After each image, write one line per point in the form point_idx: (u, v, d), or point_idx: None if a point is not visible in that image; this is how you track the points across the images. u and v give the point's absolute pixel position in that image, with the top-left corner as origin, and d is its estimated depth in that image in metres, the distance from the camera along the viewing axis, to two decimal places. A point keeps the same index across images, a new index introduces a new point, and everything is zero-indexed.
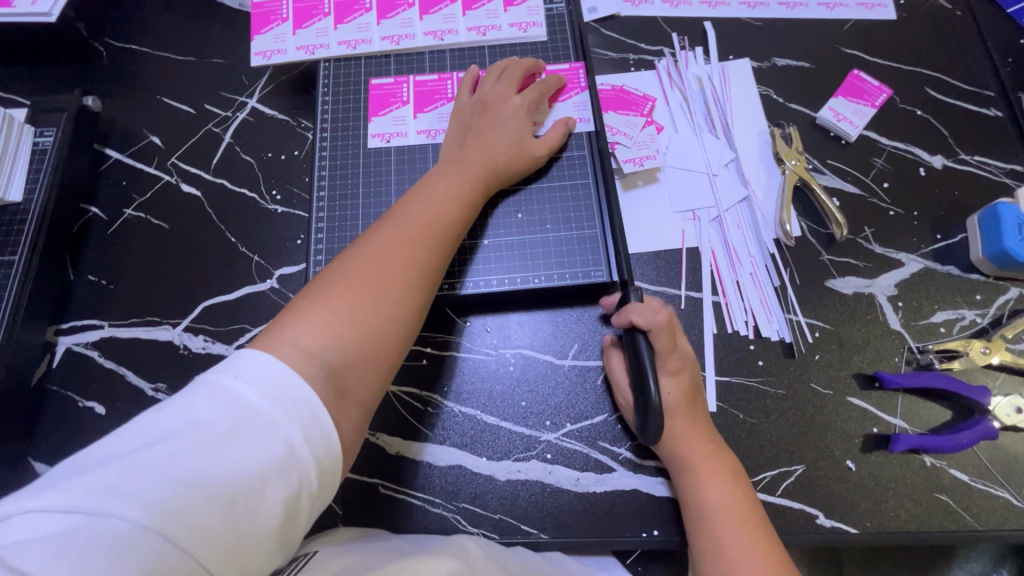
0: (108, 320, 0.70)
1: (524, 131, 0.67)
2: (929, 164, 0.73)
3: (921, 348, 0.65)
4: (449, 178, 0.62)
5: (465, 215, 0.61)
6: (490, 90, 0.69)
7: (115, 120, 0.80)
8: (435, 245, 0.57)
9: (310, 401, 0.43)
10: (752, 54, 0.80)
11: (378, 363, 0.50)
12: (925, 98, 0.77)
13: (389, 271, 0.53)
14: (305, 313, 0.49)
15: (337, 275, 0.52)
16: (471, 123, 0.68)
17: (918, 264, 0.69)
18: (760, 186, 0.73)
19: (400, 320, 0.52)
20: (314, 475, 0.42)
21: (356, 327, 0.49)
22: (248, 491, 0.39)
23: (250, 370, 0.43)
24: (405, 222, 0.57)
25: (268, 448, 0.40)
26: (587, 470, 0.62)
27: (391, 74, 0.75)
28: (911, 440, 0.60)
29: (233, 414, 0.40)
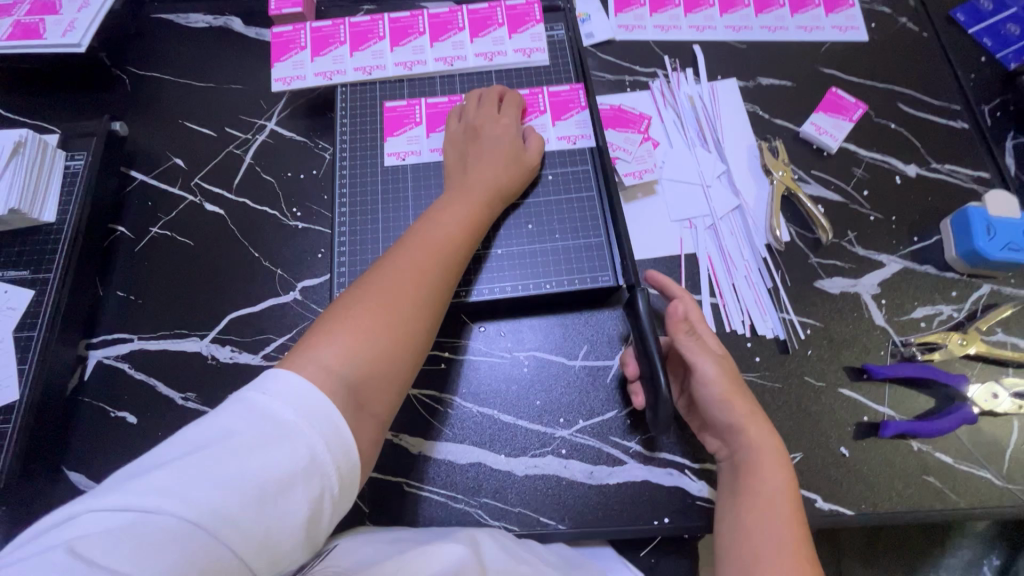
0: (138, 334, 0.73)
1: (515, 146, 0.72)
2: (904, 172, 0.80)
3: (904, 342, 0.70)
4: (457, 204, 0.66)
5: (472, 238, 0.66)
6: (476, 116, 0.74)
7: (140, 144, 0.84)
8: (445, 269, 0.61)
9: (332, 413, 0.46)
10: (738, 74, 0.86)
11: (393, 377, 0.54)
12: (898, 112, 0.83)
13: (404, 292, 0.57)
14: (326, 331, 0.52)
15: (356, 296, 0.56)
16: (465, 147, 0.73)
17: (898, 264, 0.74)
18: (751, 196, 0.78)
19: (414, 338, 0.56)
20: (335, 481, 0.45)
21: (376, 344, 0.53)
22: (276, 495, 0.42)
23: (278, 384, 0.46)
24: (417, 247, 0.61)
25: (294, 456, 0.43)
26: (600, 463, 0.66)
27: (405, 97, 0.80)
28: (898, 426, 0.64)
29: (261, 424, 0.43)
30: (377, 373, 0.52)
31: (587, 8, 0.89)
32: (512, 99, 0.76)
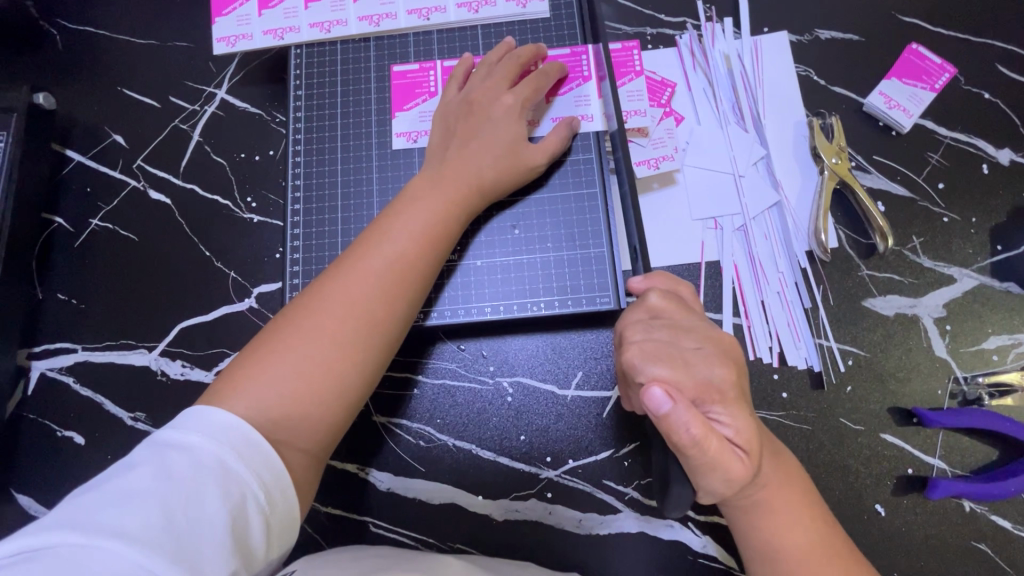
0: (82, 343, 0.66)
1: (518, 135, 0.58)
2: (994, 159, 0.63)
3: (969, 379, 0.58)
4: (419, 203, 0.54)
5: (436, 248, 0.54)
6: (478, 87, 0.59)
7: (73, 116, 0.73)
8: (393, 291, 0.50)
9: (244, 428, 0.42)
10: (791, 26, 0.68)
11: (314, 428, 0.46)
12: (995, 77, 0.65)
13: (333, 325, 0.48)
14: (242, 370, 0.46)
15: (282, 326, 0.48)
16: (455, 126, 0.59)
17: (972, 280, 0.60)
18: (793, 189, 0.64)
19: (342, 381, 0.47)
20: (257, 487, 0.40)
21: (288, 392, 0.45)
22: (188, 506, 0.38)
23: (182, 414, 0.42)
24: (366, 260, 0.50)
25: (201, 467, 0.39)
26: (589, 511, 0.58)
27: (415, 59, 0.66)
28: (950, 487, 0.54)
29: (162, 447, 0.40)
30: (290, 424, 0.45)
31: None
32: (542, 69, 0.60)
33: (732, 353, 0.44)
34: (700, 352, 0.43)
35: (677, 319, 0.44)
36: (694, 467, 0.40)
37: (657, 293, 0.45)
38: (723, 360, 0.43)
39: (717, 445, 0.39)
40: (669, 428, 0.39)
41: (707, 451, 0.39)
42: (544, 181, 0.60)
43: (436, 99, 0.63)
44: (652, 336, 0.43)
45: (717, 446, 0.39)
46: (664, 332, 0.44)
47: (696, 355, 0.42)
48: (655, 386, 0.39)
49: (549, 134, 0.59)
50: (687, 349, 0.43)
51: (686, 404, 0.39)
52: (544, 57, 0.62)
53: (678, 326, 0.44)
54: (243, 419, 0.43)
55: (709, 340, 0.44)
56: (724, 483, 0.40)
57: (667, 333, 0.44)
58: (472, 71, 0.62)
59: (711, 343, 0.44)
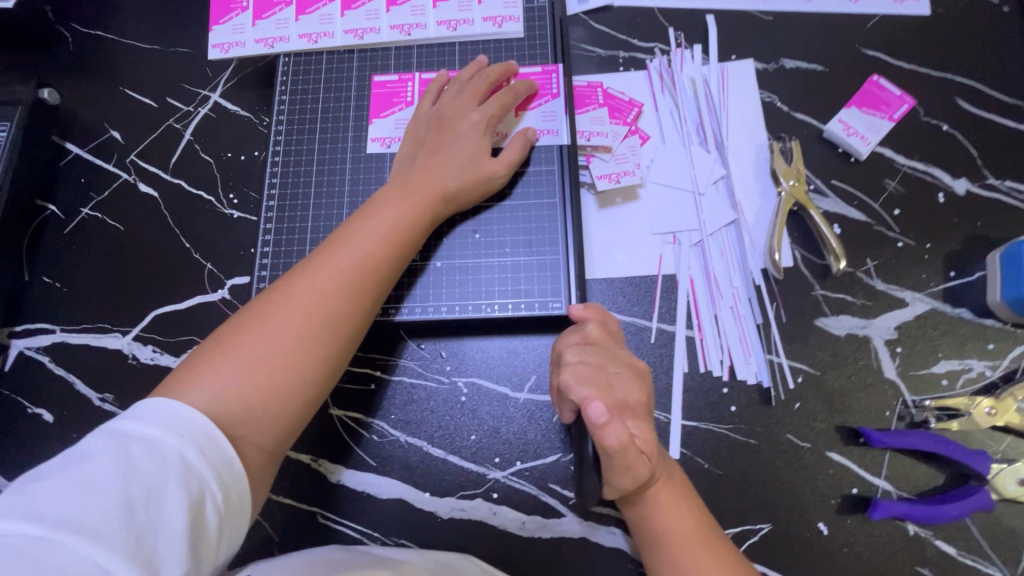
0: (60, 325, 0.69)
1: (483, 146, 0.61)
2: (950, 188, 0.65)
3: (917, 403, 0.58)
4: (386, 208, 0.56)
5: (400, 252, 0.56)
6: (448, 103, 0.63)
7: (76, 112, 0.77)
8: (357, 291, 0.52)
9: (204, 424, 0.43)
10: (757, 54, 0.71)
11: (272, 418, 0.47)
12: (953, 110, 0.67)
13: (296, 322, 0.50)
14: (202, 362, 0.47)
15: (243, 324, 0.50)
16: (425, 138, 0.62)
17: (924, 305, 0.61)
18: (752, 209, 0.65)
19: (303, 374, 0.49)
20: (216, 484, 0.42)
21: (248, 383, 0.47)
22: (148, 501, 0.39)
23: (144, 407, 0.43)
24: (328, 262, 0.53)
25: (160, 462, 0.40)
26: (533, 513, 0.58)
27: (396, 71, 0.69)
28: (891, 508, 0.54)
29: (123, 440, 0.41)
30: (248, 416, 0.46)
31: None
32: (511, 86, 0.63)
33: (647, 377, 0.50)
34: (623, 376, 0.48)
35: (603, 345, 0.51)
36: (613, 470, 0.45)
37: (594, 324, 0.51)
38: (641, 383, 0.49)
39: (634, 455, 0.44)
40: (601, 437, 0.43)
41: (626, 459, 0.44)
42: (508, 190, 0.63)
43: (412, 108, 0.67)
44: (585, 359, 0.49)
45: (633, 455, 0.44)
46: (594, 355, 0.49)
47: (621, 379, 0.48)
48: (593, 401, 0.44)
49: (509, 146, 0.62)
50: (614, 373, 0.48)
51: (615, 419, 0.44)
52: (515, 74, 0.65)
53: (604, 352, 0.50)
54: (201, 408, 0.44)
55: (629, 365, 0.49)
56: (632, 482, 0.46)
57: (596, 357, 0.49)
58: (446, 86, 0.66)
59: (631, 368, 0.49)
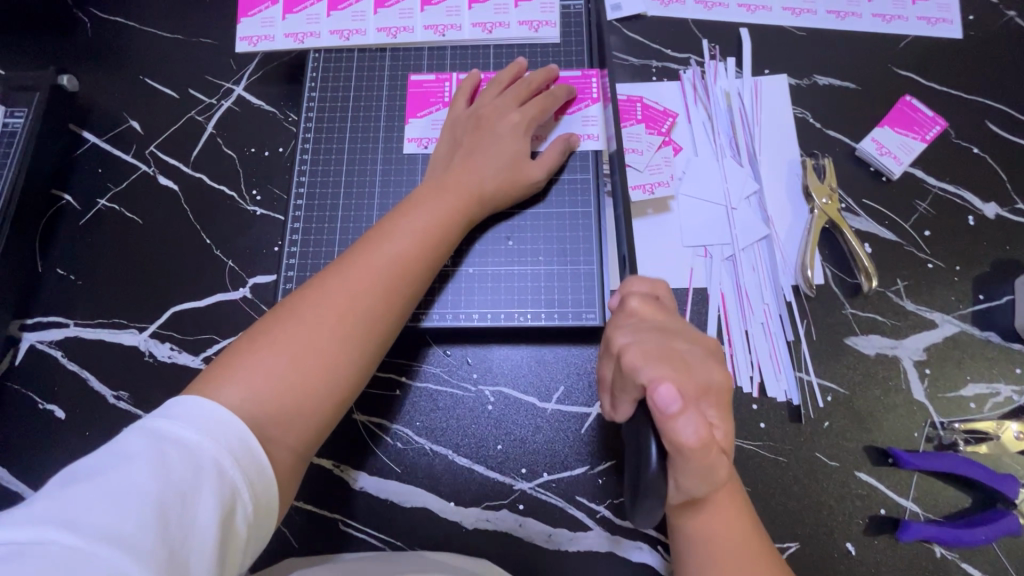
0: (74, 319, 0.67)
1: (521, 149, 0.60)
2: (980, 212, 0.65)
3: (945, 425, 0.58)
4: (422, 207, 0.55)
5: (434, 254, 0.55)
6: (487, 103, 0.61)
7: (94, 100, 0.75)
8: (392, 292, 0.51)
9: (241, 430, 0.42)
10: (791, 70, 0.71)
11: (304, 419, 0.46)
12: (984, 133, 0.68)
13: (331, 321, 0.48)
14: (236, 360, 0.46)
15: (276, 322, 0.48)
16: (463, 138, 0.61)
17: (953, 327, 0.61)
18: (784, 225, 0.65)
19: (338, 376, 0.48)
20: (247, 492, 0.41)
21: (283, 384, 0.45)
22: (182, 509, 0.37)
23: (178, 409, 0.41)
24: (363, 262, 0.51)
25: (196, 470, 0.39)
26: (560, 526, 0.58)
27: (432, 71, 0.68)
28: (921, 530, 0.54)
29: (158, 442, 0.39)
30: (282, 418, 0.45)
31: None
32: (552, 90, 0.62)
33: (720, 356, 0.44)
34: (694, 353, 0.42)
35: (665, 323, 0.45)
36: (679, 468, 0.39)
37: (638, 298, 0.46)
38: (719, 365, 0.43)
39: (713, 450, 0.38)
40: (671, 429, 0.37)
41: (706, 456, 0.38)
42: (543, 196, 0.62)
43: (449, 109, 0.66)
44: (648, 342, 0.42)
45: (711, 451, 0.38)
46: (655, 333, 0.43)
47: (693, 356, 0.42)
48: (662, 385, 0.38)
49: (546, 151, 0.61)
50: (683, 350, 0.42)
51: (690, 408, 0.38)
52: (555, 78, 0.64)
53: (665, 328, 0.44)
54: (237, 408, 0.43)
55: (699, 343, 0.43)
56: (705, 487, 0.40)
57: (657, 335, 0.43)
58: (480, 88, 0.65)
59: (702, 346, 0.43)
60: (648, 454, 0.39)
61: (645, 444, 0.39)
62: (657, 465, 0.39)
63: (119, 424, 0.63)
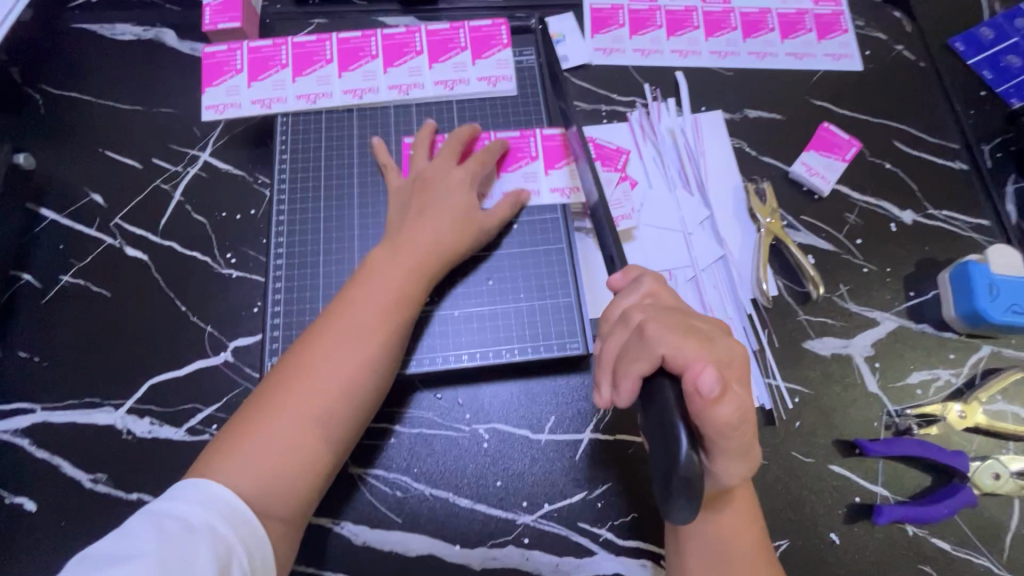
0: (41, 403, 0.64)
1: (468, 202, 0.62)
2: (900, 219, 0.74)
3: (899, 412, 0.64)
4: (388, 267, 0.57)
5: (408, 314, 0.56)
6: (426, 167, 0.65)
7: (50, 176, 0.74)
8: (363, 360, 0.52)
9: (230, 493, 0.45)
10: (724, 106, 0.79)
11: (297, 495, 0.48)
12: (893, 151, 0.77)
13: (307, 400, 0.49)
14: (225, 448, 0.47)
15: (261, 404, 0.49)
16: (411, 195, 0.63)
17: (893, 323, 0.68)
18: (736, 244, 0.72)
19: (325, 449, 0.49)
20: (241, 548, 0.43)
21: (267, 468, 0.46)
22: (181, 566, 0.39)
23: (174, 490, 0.44)
24: (340, 331, 0.52)
25: (192, 531, 0.41)
26: (566, 554, 0.59)
27: (399, 127, 0.72)
28: (893, 512, 0.59)
29: (156, 516, 0.42)
30: (274, 494, 0.47)
31: (561, 27, 0.80)
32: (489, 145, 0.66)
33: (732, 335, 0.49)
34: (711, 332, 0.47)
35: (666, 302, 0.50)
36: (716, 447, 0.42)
37: (651, 280, 0.52)
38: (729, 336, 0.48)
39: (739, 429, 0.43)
40: (714, 412, 0.41)
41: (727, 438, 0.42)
42: (497, 244, 0.66)
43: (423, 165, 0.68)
44: (669, 325, 0.46)
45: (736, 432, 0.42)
46: (664, 310, 0.49)
47: (710, 331, 0.47)
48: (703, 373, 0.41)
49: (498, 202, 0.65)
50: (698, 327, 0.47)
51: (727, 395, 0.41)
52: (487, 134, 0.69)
53: (677, 309, 0.49)
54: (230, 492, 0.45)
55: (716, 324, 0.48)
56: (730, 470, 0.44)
57: (672, 314, 0.48)
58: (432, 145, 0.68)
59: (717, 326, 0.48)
60: (679, 441, 0.39)
61: (674, 434, 0.40)
62: (687, 448, 0.39)
63: (98, 509, 0.60)
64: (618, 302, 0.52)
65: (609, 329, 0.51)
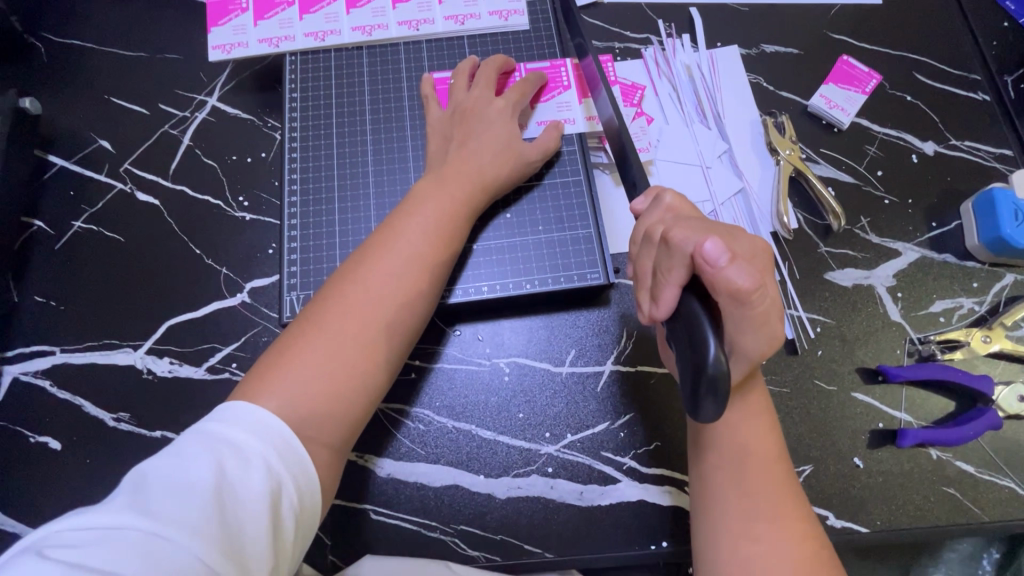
0: (60, 345, 0.64)
1: (510, 134, 0.62)
2: (921, 150, 0.72)
3: (922, 339, 0.64)
4: (428, 201, 0.56)
5: (448, 249, 0.55)
6: (466, 98, 0.63)
7: (57, 124, 0.73)
8: (408, 293, 0.52)
9: (284, 427, 0.43)
10: (740, 41, 0.77)
11: (342, 421, 0.47)
12: (913, 83, 0.75)
13: (354, 328, 0.49)
14: (268, 373, 0.46)
15: (302, 332, 0.48)
16: (451, 129, 0.62)
17: (915, 253, 0.68)
18: (755, 178, 0.70)
19: (368, 377, 0.49)
20: (292, 489, 0.42)
21: (313, 394, 0.46)
22: (236, 501, 0.39)
23: (227, 414, 0.43)
24: (379, 264, 0.52)
25: (247, 466, 0.40)
26: (590, 482, 0.59)
27: (409, 64, 0.70)
28: (918, 435, 0.59)
29: (213, 442, 0.41)
30: (321, 418, 0.46)
31: None
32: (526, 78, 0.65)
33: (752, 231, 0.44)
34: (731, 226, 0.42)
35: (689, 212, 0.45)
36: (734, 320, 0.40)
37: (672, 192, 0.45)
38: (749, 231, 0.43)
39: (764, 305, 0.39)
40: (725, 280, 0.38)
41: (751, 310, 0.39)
42: (536, 181, 0.65)
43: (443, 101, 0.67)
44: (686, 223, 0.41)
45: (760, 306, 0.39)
46: (685, 216, 0.43)
47: (730, 228, 0.42)
48: (708, 241, 0.38)
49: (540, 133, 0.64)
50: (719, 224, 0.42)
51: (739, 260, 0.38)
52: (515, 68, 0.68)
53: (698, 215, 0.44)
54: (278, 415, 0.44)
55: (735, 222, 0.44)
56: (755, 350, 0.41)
57: (692, 219, 0.43)
58: (470, 76, 0.66)
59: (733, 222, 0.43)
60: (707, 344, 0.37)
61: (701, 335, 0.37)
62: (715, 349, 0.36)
63: (123, 446, 0.60)
64: (642, 220, 0.46)
65: (637, 249, 0.45)
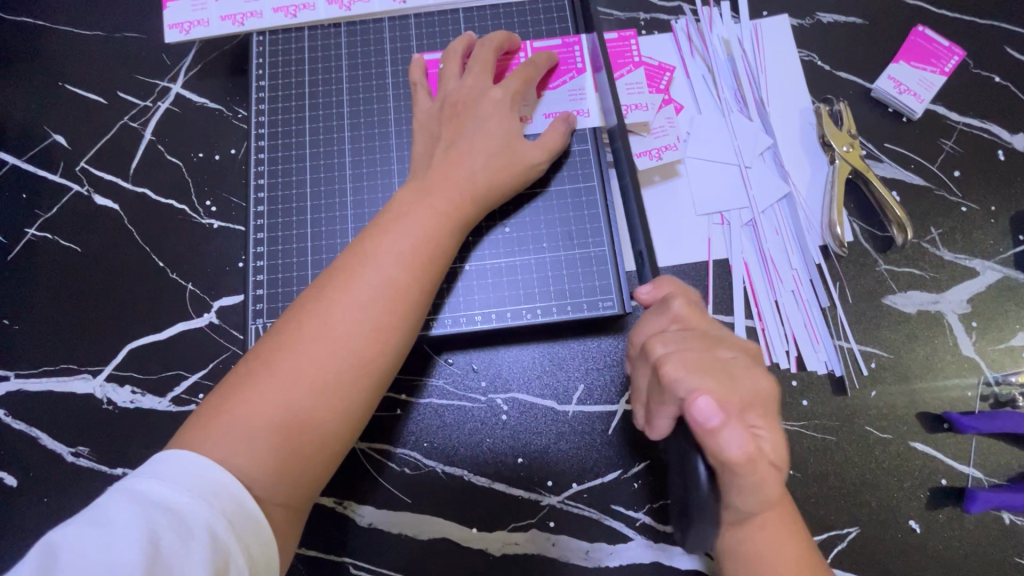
0: (15, 370, 0.58)
1: (510, 132, 0.52)
2: (1009, 145, 0.60)
3: (999, 380, 0.54)
4: (415, 210, 0.47)
5: (436, 268, 0.46)
6: (456, 88, 0.53)
7: (8, 116, 0.65)
8: (386, 326, 0.43)
9: (233, 485, 0.36)
10: (792, 9, 0.64)
11: (299, 478, 0.40)
12: (1005, 60, 0.62)
13: (317, 366, 0.41)
14: (215, 414, 0.39)
15: (259, 366, 0.41)
16: (439, 125, 0.52)
17: (996, 273, 0.56)
18: (802, 180, 0.59)
19: (332, 426, 0.41)
20: (243, 563, 0.35)
21: (263, 445, 0.38)
22: None
23: (164, 470, 0.36)
24: (352, 286, 0.43)
25: (186, 537, 0.33)
26: (598, 540, 0.52)
27: (395, 44, 0.60)
28: (989, 499, 0.50)
29: (145, 508, 0.34)
30: (273, 475, 0.38)
31: None
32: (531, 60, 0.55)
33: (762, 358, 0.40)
34: (739, 362, 0.38)
35: (699, 328, 0.40)
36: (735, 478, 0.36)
37: (680, 300, 0.40)
38: (758, 367, 0.38)
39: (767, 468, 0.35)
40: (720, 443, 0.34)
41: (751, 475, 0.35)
42: (540, 187, 0.55)
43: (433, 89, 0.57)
44: (686, 355, 0.37)
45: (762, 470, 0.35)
46: (691, 338, 0.38)
47: (737, 364, 0.37)
48: (703, 398, 0.34)
49: (546, 129, 0.54)
50: (726, 359, 0.37)
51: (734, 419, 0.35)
52: (519, 47, 0.57)
53: (707, 336, 0.39)
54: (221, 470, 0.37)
55: (742, 348, 0.39)
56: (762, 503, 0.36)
57: (698, 343, 0.38)
58: (464, 59, 0.55)
59: (743, 349, 0.39)
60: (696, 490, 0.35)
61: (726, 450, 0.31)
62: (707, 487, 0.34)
63: (82, 484, 0.55)
64: (643, 326, 0.41)
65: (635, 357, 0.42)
